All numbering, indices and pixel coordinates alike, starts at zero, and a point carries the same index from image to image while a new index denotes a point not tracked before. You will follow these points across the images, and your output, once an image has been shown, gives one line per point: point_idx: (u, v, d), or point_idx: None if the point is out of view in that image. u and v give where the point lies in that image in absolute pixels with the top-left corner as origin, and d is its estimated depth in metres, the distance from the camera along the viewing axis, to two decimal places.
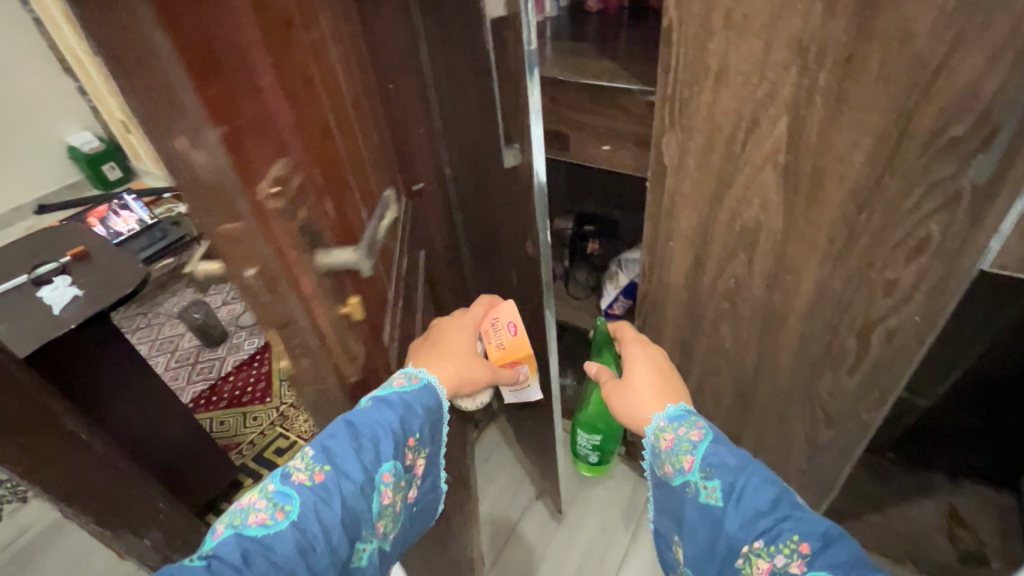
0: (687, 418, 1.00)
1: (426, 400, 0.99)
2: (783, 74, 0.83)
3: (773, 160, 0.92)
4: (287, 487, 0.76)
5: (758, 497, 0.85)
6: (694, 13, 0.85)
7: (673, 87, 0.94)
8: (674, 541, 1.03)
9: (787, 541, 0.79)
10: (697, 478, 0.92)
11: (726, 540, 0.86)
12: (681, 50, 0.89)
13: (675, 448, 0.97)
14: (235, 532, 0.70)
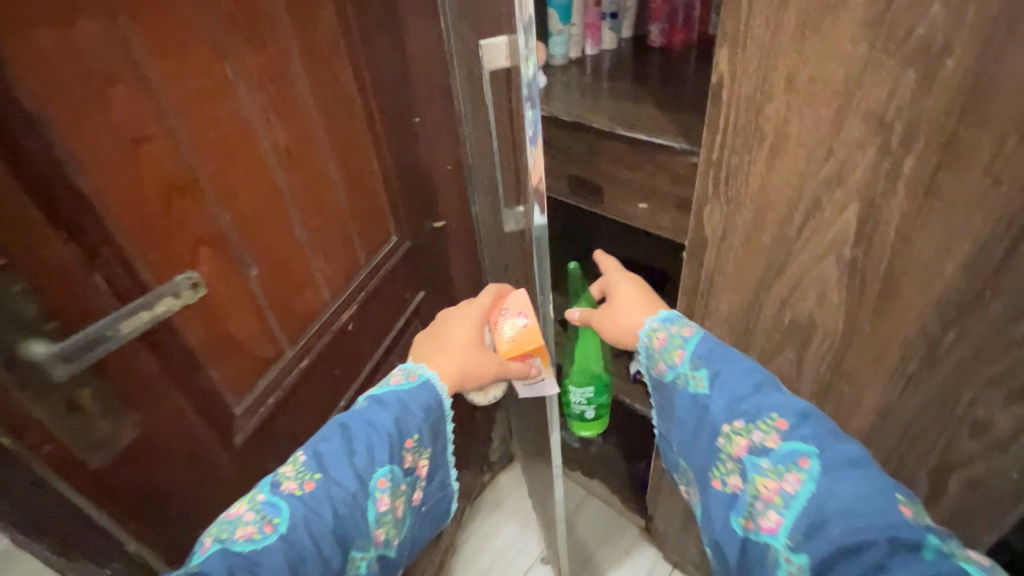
0: (674, 317, 0.83)
1: (425, 398, 0.82)
2: (857, 154, 0.66)
3: (837, 253, 0.75)
4: (274, 497, 0.66)
5: (746, 385, 0.72)
6: (750, 71, 0.70)
7: (720, 152, 0.79)
8: (663, 451, 0.87)
9: (769, 421, 0.68)
10: (682, 371, 0.78)
11: (708, 431, 0.74)
12: (732, 111, 0.74)
13: (663, 344, 0.81)
14: (221, 546, 0.62)
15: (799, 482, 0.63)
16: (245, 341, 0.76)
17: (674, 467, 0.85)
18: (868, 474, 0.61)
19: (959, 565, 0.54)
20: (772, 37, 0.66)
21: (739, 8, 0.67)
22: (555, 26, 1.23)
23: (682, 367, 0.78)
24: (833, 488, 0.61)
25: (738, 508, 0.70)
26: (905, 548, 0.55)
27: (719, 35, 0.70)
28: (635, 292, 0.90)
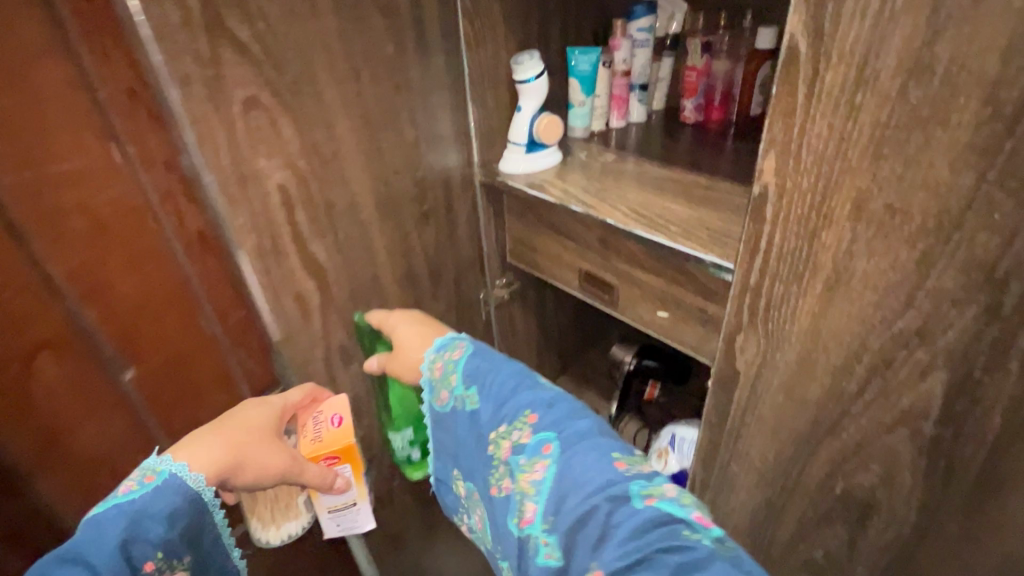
0: (450, 341, 0.62)
1: (174, 502, 0.50)
2: (949, 311, 0.49)
3: (913, 425, 0.57)
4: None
5: (506, 385, 0.55)
6: (804, 185, 0.54)
7: (760, 276, 0.63)
8: (453, 498, 0.67)
9: (523, 418, 0.52)
10: (450, 397, 0.59)
11: (479, 444, 0.56)
12: (779, 230, 0.58)
13: (441, 372, 0.60)
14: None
15: (544, 469, 0.48)
16: (113, 458, 0.63)
17: (461, 502, 0.65)
18: (597, 447, 0.48)
19: (660, 508, 0.43)
20: (837, 150, 0.50)
21: (793, 110, 0.52)
22: (576, 98, 1.07)
23: (447, 395, 0.59)
24: (573, 468, 0.46)
25: (512, 539, 0.50)
26: (626, 501, 0.43)
27: (764, 138, 0.55)
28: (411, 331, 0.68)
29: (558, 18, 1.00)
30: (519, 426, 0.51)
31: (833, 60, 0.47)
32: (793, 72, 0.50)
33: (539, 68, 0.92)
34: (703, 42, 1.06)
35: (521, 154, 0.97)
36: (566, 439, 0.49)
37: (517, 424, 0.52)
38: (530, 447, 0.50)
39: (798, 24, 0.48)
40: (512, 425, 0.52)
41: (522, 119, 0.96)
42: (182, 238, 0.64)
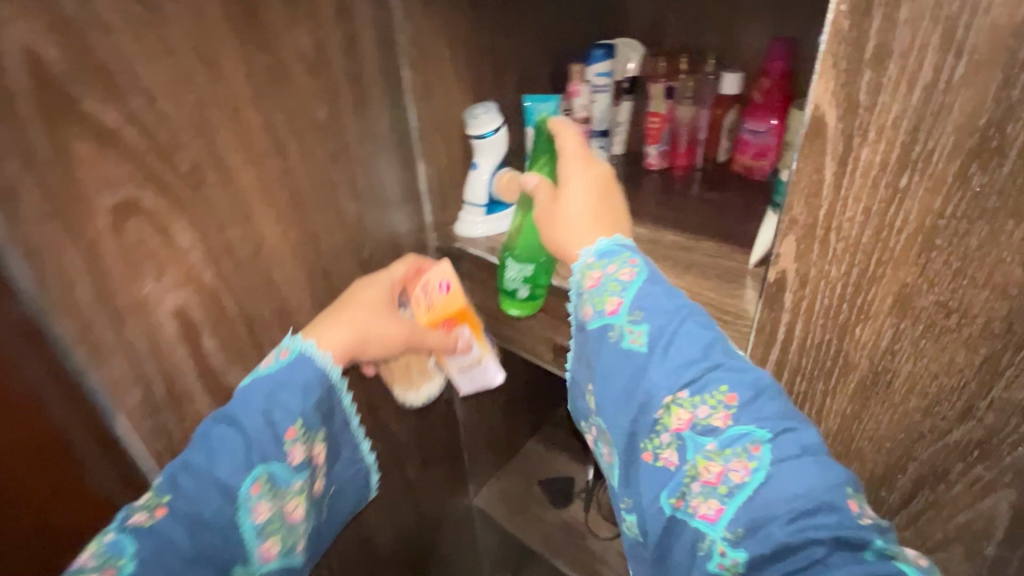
0: (617, 250, 0.59)
1: (308, 376, 0.61)
2: (1017, 424, 0.42)
3: (970, 543, 0.49)
4: (120, 546, 0.50)
5: (686, 346, 0.52)
6: (832, 275, 0.46)
7: (778, 371, 0.54)
8: (579, 406, 0.64)
9: (717, 396, 0.50)
10: (620, 311, 0.55)
11: (635, 407, 0.53)
12: (801, 321, 0.50)
13: (601, 285, 0.57)
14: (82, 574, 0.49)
15: (749, 472, 0.47)
16: None
17: (584, 417, 0.63)
18: (822, 463, 0.46)
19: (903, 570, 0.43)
20: (876, 238, 0.42)
21: (819, 190, 0.44)
22: (536, 148, 0.98)
23: (619, 305, 0.55)
24: (778, 475, 0.46)
25: (651, 507, 0.51)
26: (844, 547, 0.42)
27: (781, 219, 0.47)
28: (578, 170, 0.65)
29: (513, 65, 0.91)
30: (714, 401, 0.49)
31: (870, 136, 0.40)
32: (819, 146, 0.42)
33: (497, 123, 0.81)
34: (666, 87, 0.99)
35: (480, 217, 0.86)
36: (769, 435, 0.48)
37: (708, 397, 0.50)
38: (720, 433, 0.48)
39: (825, 94, 0.40)
40: (695, 395, 0.51)
41: (480, 178, 0.84)
42: (50, 388, 0.49)
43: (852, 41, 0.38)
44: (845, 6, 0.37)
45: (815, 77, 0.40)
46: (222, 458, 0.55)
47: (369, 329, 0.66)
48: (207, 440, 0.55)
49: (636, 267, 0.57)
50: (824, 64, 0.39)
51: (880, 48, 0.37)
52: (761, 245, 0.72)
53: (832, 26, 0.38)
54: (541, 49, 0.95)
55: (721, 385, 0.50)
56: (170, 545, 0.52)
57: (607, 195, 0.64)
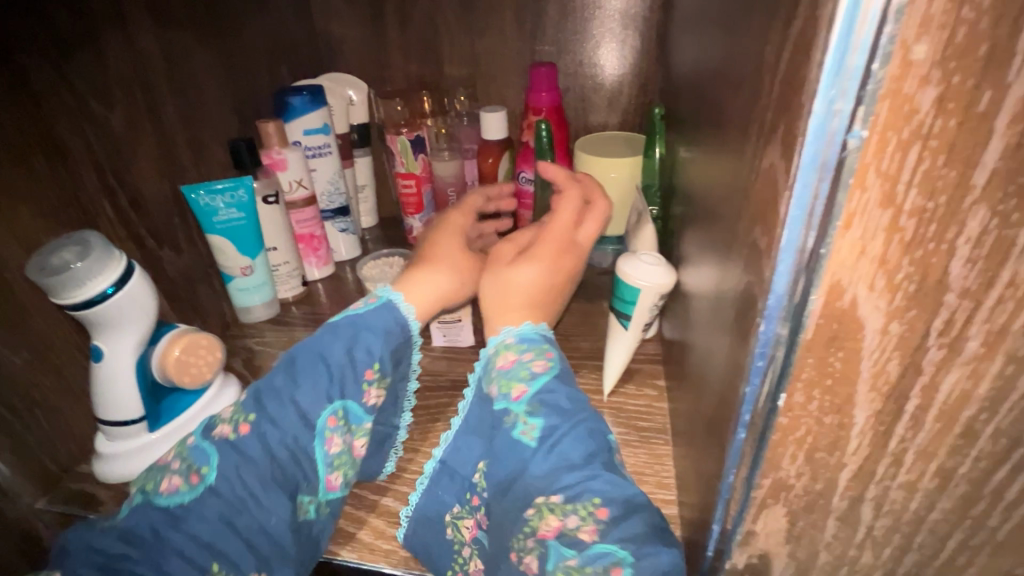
0: (535, 337, 0.39)
1: (392, 326, 0.40)
2: None
3: None
4: (207, 443, 0.34)
5: (583, 442, 0.32)
6: (863, 564, 0.23)
7: None
8: (440, 546, 0.37)
9: (587, 503, 0.29)
10: (523, 399, 0.34)
11: (509, 503, 0.32)
12: None
13: (509, 367, 0.37)
14: (142, 504, 0.32)
15: None
16: None
17: (451, 547, 0.36)
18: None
19: None
20: (958, 515, 0.20)
21: (842, 441, 0.20)
22: (236, 263, 0.60)
23: (524, 392, 0.35)
24: None
25: None
26: None
27: (757, 486, 0.22)
28: (558, 237, 0.44)
29: (137, 141, 0.50)
30: (584, 513, 0.29)
31: (968, 351, 0.17)
32: (841, 368, 0.18)
33: (122, 263, 0.42)
34: (413, 137, 0.69)
35: (149, 434, 0.46)
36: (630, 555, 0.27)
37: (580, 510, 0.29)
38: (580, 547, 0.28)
39: (858, 263, 0.16)
40: (568, 504, 0.29)
41: (121, 370, 0.44)
42: None
43: (940, 142, 0.14)
44: (926, 54, 0.13)
45: (831, 227, 0.15)
46: (301, 388, 0.36)
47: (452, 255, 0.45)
48: (285, 376, 0.37)
49: (545, 360, 0.37)
50: (857, 198, 0.15)
51: (1020, 164, 0.13)
52: (613, 371, 0.50)
53: (887, 104, 0.13)
54: (189, 105, 0.56)
55: (594, 501, 0.29)
56: (241, 471, 0.33)
57: (558, 292, 0.44)
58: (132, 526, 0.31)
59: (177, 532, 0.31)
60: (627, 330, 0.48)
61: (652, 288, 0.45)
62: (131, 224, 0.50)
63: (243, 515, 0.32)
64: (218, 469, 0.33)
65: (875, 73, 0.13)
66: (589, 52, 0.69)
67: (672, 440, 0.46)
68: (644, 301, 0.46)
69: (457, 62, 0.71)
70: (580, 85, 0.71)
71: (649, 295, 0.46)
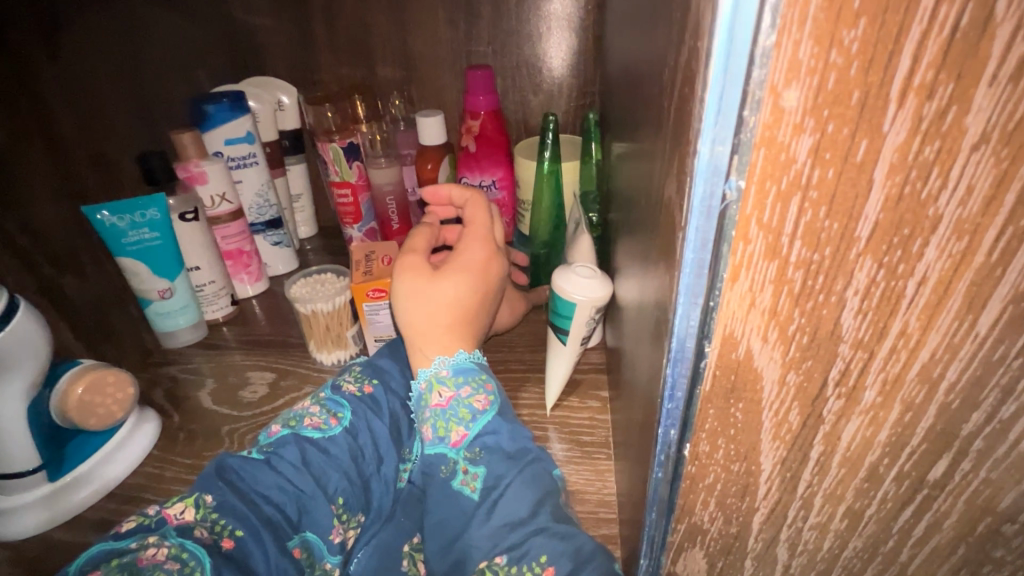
0: (473, 367, 0.37)
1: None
2: None
3: None
4: (340, 394, 0.38)
5: (532, 486, 0.30)
6: None
7: None
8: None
9: (533, 563, 0.27)
10: (463, 443, 0.33)
11: (451, 562, 0.30)
12: None
13: (446, 407, 0.35)
14: (291, 436, 0.34)
15: None
16: None
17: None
18: None
19: None
20: (870, 553, 0.20)
21: (751, 487, 0.19)
22: (153, 286, 0.55)
23: (464, 436, 0.33)
24: None
25: None
26: None
27: (674, 530, 0.21)
28: (484, 251, 0.42)
29: (23, 158, 0.45)
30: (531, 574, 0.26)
31: (866, 400, 0.16)
32: (743, 418, 0.17)
33: (5, 299, 0.38)
34: (346, 144, 0.66)
35: (50, 483, 0.42)
36: None
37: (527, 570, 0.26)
38: None
39: (749, 315, 0.15)
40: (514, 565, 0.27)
41: (11, 418, 0.39)
42: None
43: (820, 193, 0.13)
44: (798, 102, 0.12)
45: (719, 280, 0.14)
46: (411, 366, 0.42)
47: (405, 269, 0.41)
48: (392, 355, 0.42)
49: (486, 396, 0.35)
50: (742, 251, 0.14)
51: (903, 215, 0.12)
52: (554, 386, 0.49)
53: (762, 153, 0.12)
54: (86, 115, 0.51)
55: (543, 558, 0.26)
56: (370, 422, 0.37)
57: (485, 310, 0.42)
58: (278, 454, 0.33)
59: (321, 457, 0.34)
60: (566, 345, 0.47)
61: (587, 304, 0.44)
62: (25, 250, 0.46)
63: (366, 462, 0.36)
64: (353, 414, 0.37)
65: (748, 120, 0.12)
66: (526, 53, 0.66)
67: (614, 454, 0.44)
68: (580, 315, 0.44)
69: (390, 63, 0.68)
70: (518, 87, 0.68)
71: (585, 308, 0.44)
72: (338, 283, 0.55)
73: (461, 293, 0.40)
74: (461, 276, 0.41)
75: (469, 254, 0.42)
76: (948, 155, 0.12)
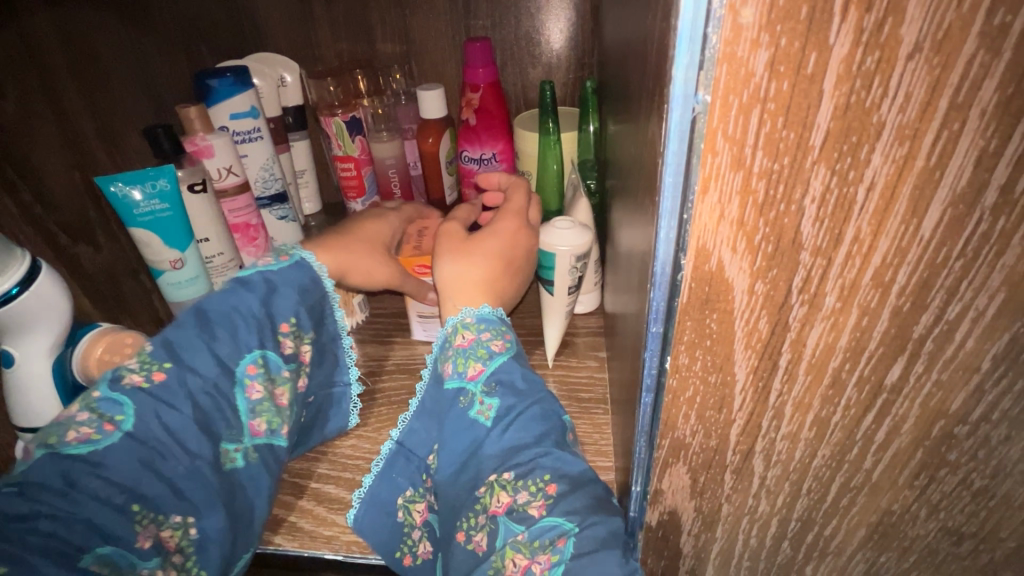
0: (493, 319, 0.38)
1: (305, 283, 0.38)
2: None
3: None
4: (117, 391, 0.29)
5: (541, 417, 0.31)
6: (761, 511, 0.24)
7: None
8: (390, 530, 0.35)
9: (537, 479, 0.28)
10: (479, 377, 0.34)
11: (463, 482, 0.31)
12: (711, 567, 0.28)
13: (466, 346, 0.36)
14: (45, 458, 0.26)
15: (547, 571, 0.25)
16: None
17: (400, 530, 0.35)
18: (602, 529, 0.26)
19: None
20: (838, 461, 0.22)
21: (728, 399, 0.20)
22: (165, 256, 0.57)
23: (481, 371, 0.34)
24: None
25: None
26: None
27: (659, 447, 0.23)
28: (511, 224, 0.46)
29: (32, 129, 0.47)
30: (536, 487, 0.28)
31: (827, 306, 0.17)
32: (717, 329, 0.19)
33: (25, 262, 0.39)
34: (349, 119, 0.67)
35: None
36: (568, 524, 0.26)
37: (532, 485, 0.28)
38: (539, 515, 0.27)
39: (719, 227, 0.16)
40: (521, 479, 0.29)
41: (36, 373, 0.42)
42: None
43: (777, 105, 0.14)
44: (754, 18, 0.13)
45: (691, 191, 0.16)
46: (221, 337, 0.33)
47: (450, 241, 0.45)
48: (196, 326, 0.33)
49: (504, 340, 0.36)
50: (710, 163, 0.15)
51: (851, 123, 0.14)
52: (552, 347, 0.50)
53: (724, 69, 0.14)
54: (92, 92, 0.53)
55: (547, 474, 0.28)
56: (162, 414, 0.29)
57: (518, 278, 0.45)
58: (30, 483, 0.26)
59: (96, 477, 0.27)
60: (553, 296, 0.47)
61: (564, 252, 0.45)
62: (38, 218, 0.47)
63: (168, 461, 0.29)
64: (134, 413, 0.28)
65: (711, 36, 0.13)
66: (525, 28, 0.67)
67: (610, 409, 0.46)
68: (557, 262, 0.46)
69: (390, 38, 0.68)
70: (517, 61, 0.69)
71: (565, 257, 0.46)
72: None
73: (495, 263, 0.43)
74: (496, 247, 0.44)
75: (500, 225, 0.45)
76: (888, 64, 0.13)
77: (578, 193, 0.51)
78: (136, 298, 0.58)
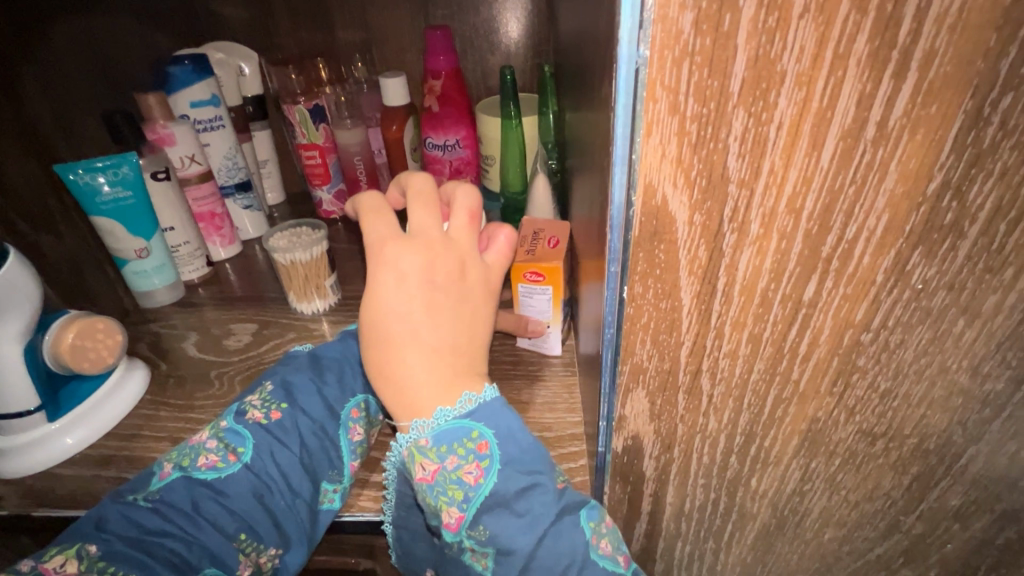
0: (458, 425, 0.28)
1: None
2: (949, 527, 0.31)
3: None
4: (242, 425, 0.35)
5: (563, 544, 0.27)
6: (710, 428, 0.28)
7: (655, 544, 0.35)
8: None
9: None
10: (460, 527, 0.27)
11: None
12: (672, 487, 0.31)
13: (432, 480, 0.28)
14: (181, 478, 0.33)
15: None
16: None
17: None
18: None
19: None
20: (771, 374, 0.25)
21: (677, 322, 0.24)
22: (129, 245, 0.57)
23: (460, 519, 0.27)
24: None
25: None
26: None
27: (620, 374, 0.26)
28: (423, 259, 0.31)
29: None
30: None
31: (753, 232, 0.21)
32: (665, 258, 0.22)
33: None
34: (311, 106, 0.68)
35: (48, 424, 0.44)
36: None
37: None
38: None
39: (662, 164, 0.19)
40: None
41: (9, 358, 0.42)
42: None
43: (703, 58, 0.17)
44: None
45: (637, 135, 0.19)
46: (329, 383, 0.39)
47: (380, 299, 0.30)
48: (314, 372, 0.40)
49: (479, 459, 0.28)
50: (652, 109, 0.18)
51: (760, 72, 0.17)
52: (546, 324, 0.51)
53: (659, 27, 0.17)
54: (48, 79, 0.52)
55: None
56: (276, 453, 0.35)
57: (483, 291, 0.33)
58: (165, 500, 0.32)
59: (216, 501, 0.32)
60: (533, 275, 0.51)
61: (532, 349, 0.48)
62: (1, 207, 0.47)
63: (274, 494, 0.34)
64: (253, 447, 0.34)
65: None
66: (482, 18, 0.69)
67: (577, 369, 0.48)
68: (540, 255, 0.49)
69: (350, 27, 0.69)
70: (476, 50, 0.72)
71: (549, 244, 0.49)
72: (313, 235, 0.57)
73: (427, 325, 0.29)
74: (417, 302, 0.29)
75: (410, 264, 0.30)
76: (785, 22, 0.16)
77: (537, 171, 0.55)
78: (102, 290, 0.57)
